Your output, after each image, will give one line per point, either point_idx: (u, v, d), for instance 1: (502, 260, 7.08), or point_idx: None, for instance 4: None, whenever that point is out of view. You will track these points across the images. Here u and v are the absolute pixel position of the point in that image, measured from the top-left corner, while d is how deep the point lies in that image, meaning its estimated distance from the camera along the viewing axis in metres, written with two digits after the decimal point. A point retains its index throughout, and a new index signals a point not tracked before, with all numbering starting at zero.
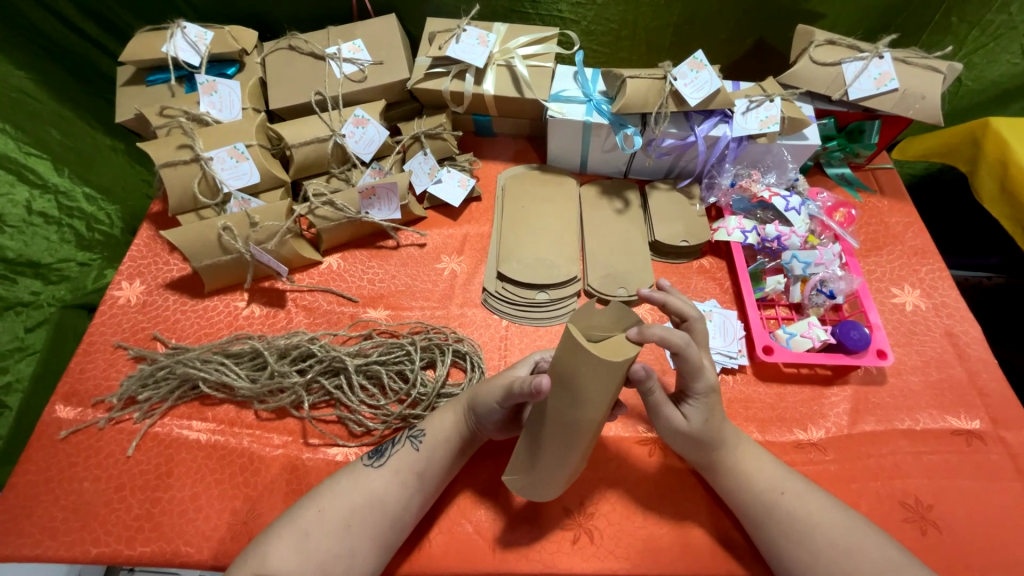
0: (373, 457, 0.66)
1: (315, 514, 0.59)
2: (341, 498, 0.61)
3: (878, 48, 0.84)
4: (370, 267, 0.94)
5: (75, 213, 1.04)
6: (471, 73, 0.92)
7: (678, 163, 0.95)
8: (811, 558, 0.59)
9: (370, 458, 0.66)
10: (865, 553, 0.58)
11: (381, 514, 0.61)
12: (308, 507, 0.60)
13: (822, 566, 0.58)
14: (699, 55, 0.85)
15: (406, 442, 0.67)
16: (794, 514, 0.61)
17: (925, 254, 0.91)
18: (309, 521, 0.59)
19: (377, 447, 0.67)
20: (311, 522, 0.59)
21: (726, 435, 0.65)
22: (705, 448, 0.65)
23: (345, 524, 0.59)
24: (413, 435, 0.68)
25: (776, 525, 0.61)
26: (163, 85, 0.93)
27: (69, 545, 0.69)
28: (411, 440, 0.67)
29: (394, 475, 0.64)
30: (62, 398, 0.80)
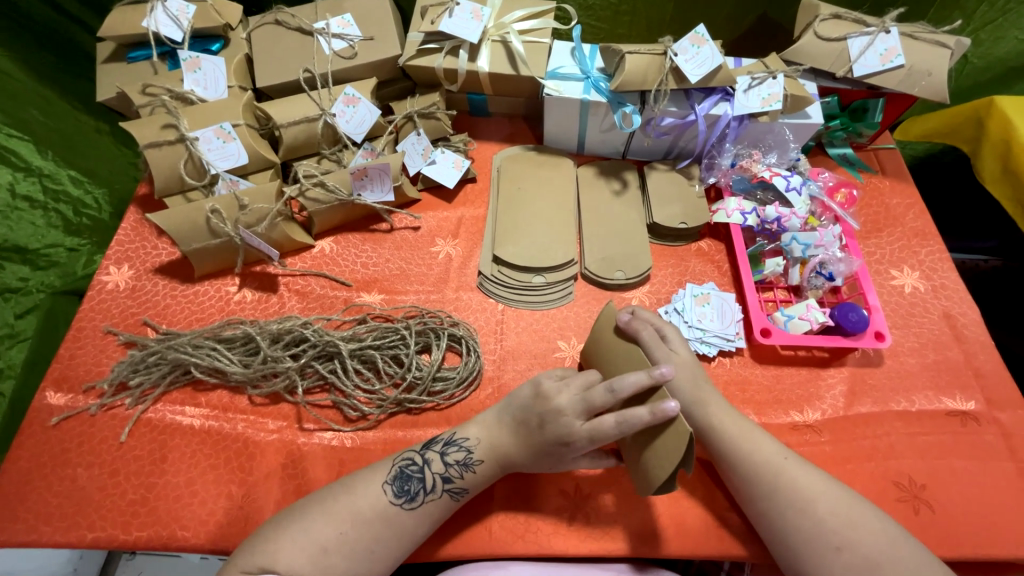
0: (405, 499, 0.63)
1: (337, 536, 0.59)
2: (367, 528, 0.60)
3: (885, 23, 0.82)
4: (363, 251, 0.92)
5: (61, 197, 1.02)
6: (464, 50, 0.89)
7: (677, 143, 0.93)
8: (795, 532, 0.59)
9: (399, 498, 0.63)
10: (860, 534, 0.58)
11: (408, 545, 0.62)
12: (326, 522, 0.59)
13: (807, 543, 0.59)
14: (700, 30, 0.82)
15: (444, 495, 0.64)
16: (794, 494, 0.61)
17: (926, 235, 0.90)
18: (329, 539, 0.58)
19: (406, 486, 0.64)
20: (332, 540, 0.58)
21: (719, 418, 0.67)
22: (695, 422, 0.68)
23: (370, 552, 0.59)
24: (452, 489, 0.65)
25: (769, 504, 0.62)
26: (145, 63, 0.90)
27: (64, 530, 0.68)
28: (451, 495, 0.65)
29: (427, 518, 0.63)
30: (53, 384, 0.79)
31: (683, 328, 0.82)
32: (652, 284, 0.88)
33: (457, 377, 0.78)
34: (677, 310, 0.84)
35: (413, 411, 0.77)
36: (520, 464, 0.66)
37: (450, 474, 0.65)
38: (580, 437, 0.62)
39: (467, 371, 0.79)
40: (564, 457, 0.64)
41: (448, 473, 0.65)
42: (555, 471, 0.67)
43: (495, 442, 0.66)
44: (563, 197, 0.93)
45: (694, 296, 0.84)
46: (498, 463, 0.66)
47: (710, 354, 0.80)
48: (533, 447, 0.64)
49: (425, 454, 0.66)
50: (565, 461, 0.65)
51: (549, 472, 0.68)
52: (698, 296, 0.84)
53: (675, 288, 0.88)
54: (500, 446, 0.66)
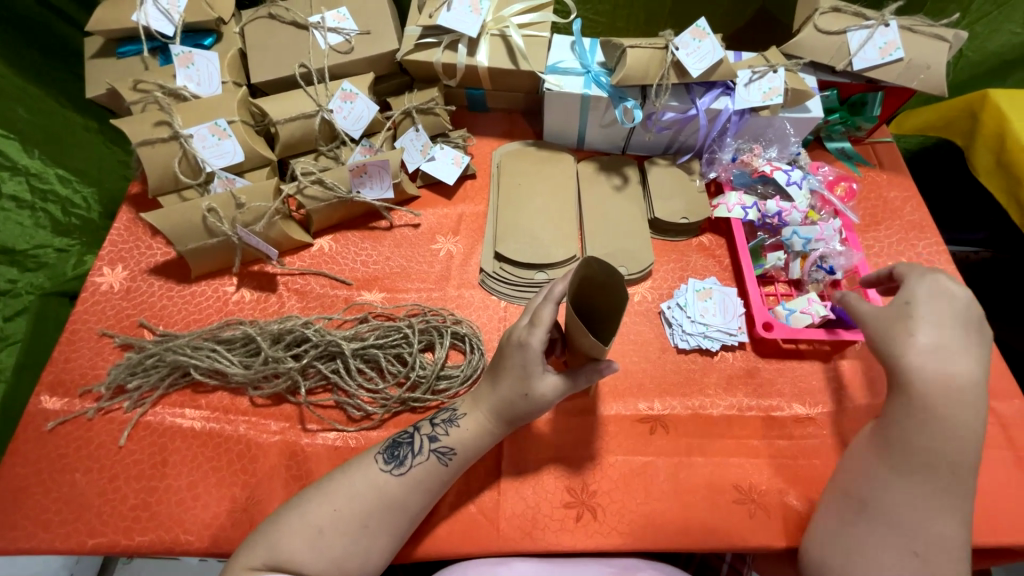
0: (394, 465, 0.62)
1: (331, 513, 0.58)
2: (359, 503, 0.59)
3: (884, 16, 0.82)
4: (363, 249, 0.91)
5: (49, 197, 0.99)
6: (464, 44, 0.88)
7: (677, 138, 0.92)
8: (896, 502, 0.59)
9: (388, 464, 0.62)
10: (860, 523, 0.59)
11: (400, 517, 0.61)
12: (320, 502, 0.59)
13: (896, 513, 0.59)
14: (701, 23, 0.82)
15: (431, 455, 0.63)
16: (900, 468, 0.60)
17: (923, 228, 0.91)
18: (324, 519, 0.58)
19: (396, 451, 0.63)
20: (327, 520, 0.58)
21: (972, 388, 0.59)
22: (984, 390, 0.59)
23: (362, 525, 0.59)
24: (439, 449, 0.64)
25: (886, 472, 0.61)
26: (136, 58, 0.88)
27: (64, 536, 0.67)
28: (438, 456, 0.64)
29: (419, 485, 0.62)
30: (47, 388, 0.77)
31: (686, 323, 0.82)
32: (654, 280, 0.88)
33: (461, 375, 0.78)
34: (679, 305, 0.84)
35: (417, 410, 0.77)
36: (495, 398, 0.64)
37: (436, 433, 0.65)
38: (535, 343, 0.61)
39: (471, 369, 0.78)
40: (530, 373, 0.62)
41: (435, 433, 0.65)
42: (530, 398, 0.62)
43: (480, 394, 0.67)
44: (553, 179, 0.93)
45: (696, 291, 0.84)
46: (480, 411, 0.65)
47: (713, 349, 0.80)
48: (501, 373, 0.64)
49: (415, 422, 0.67)
50: (533, 381, 0.62)
51: (529, 404, 0.63)
52: (700, 291, 0.84)
53: (676, 283, 0.88)
54: (480, 393, 0.66)
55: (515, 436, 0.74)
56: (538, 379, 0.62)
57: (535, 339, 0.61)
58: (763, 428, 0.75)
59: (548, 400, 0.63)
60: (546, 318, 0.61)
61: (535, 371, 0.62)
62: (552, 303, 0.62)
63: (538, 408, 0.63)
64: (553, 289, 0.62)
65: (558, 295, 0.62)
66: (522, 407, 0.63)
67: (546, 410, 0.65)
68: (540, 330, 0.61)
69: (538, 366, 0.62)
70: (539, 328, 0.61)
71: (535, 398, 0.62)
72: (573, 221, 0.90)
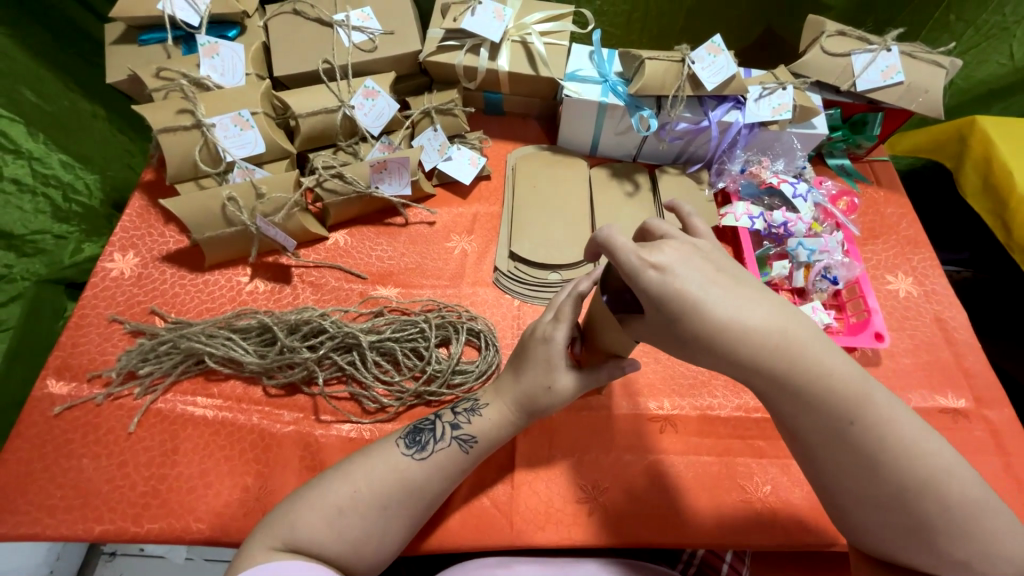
0: (415, 449, 0.63)
1: (351, 494, 0.59)
2: (379, 484, 0.60)
3: (887, 41, 0.87)
4: (378, 244, 0.92)
5: (51, 182, 0.98)
6: (485, 48, 0.90)
7: (687, 148, 0.96)
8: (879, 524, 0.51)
9: (410, 448, 0.63)
10: None
11: (419, 501, 0.61)
12: (340, 483, 0.59)
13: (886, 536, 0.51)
14: (717, 39, 0.85)
15: (453, 442, 0.64)
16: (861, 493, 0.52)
17: (917, 243, 0.95)
18: (344, 500, 0.58)
19: (417, 437, 0.64)
20: (347, 500, 0.58)
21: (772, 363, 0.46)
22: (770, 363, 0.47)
23: (382, 507, 0.59)
24: (460, 437, 0.65)
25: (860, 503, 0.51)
26: (159, 46, 0.88)
27: (70, 523, 0.66)
28: (459, 443, 0.64)
29: (439, 471, 0.63)
30: (54, 372, 0.76)
31: None
32: None
33: (476, 371, 0.79)
34: None
35: (432, 404, 0.78)
36: (518, 390, 0.66)
37: (458, 421, 0.66)
38: (560, 338, 0.63)
39: (486, 365, 0.79)
40: (554, 366, 0.64)
41: (457, 421, 0.66)
42: (553, 391, 0.64)
43: (502, 385, 0.68)
44: (568, 182, 0.96)
45: None
46: (503, 402, 0.66)
47: None
48: (524, 366, 0.65)
49: (437, 409, 0.68)
50: (556, 374, 0.64)
51: (551, 397, 0.64)
52: None
53: None
54: (502, 385, 0.68)
55: (529, 432, 0.75)
56: (561, 372, 0.64)
57: (560, 334, 0.63)
58: (767, 429, 0.78)
59: (570, 395, 0.65)
60: (569, 313, 0.63)
61: (559, 364, 0.64)
62: (573, 298, 0.63)
63: (558, 401, 0.65)
64: (576, 284, 0.63)
65: (579, 290, 0.63)
66: (544, 399, 0.64)
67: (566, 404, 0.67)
68: (563, 325, 0.62)
69: (562, 360, 0.64)
70: (563, 323, 0.62)
71: (558, 391, 0.64)
72: (586, 223, 0.92)
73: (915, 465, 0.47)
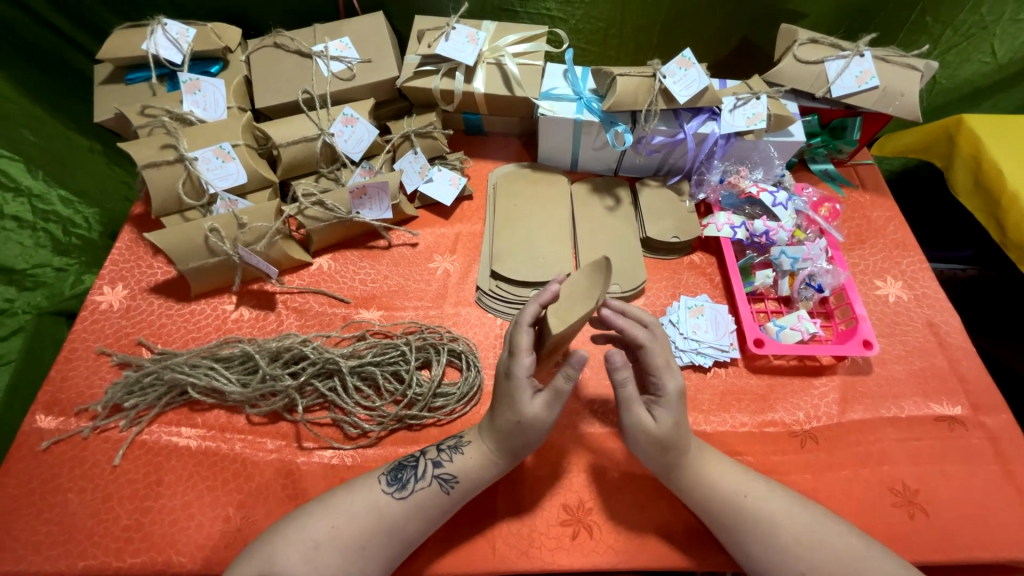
0: (396, 487, 0.63)
1: (328, 530, 0.59)
2: (358, 522, 0.60)
3: (860, 47, 0.87)
4: (362, 268, 0.93)
5: (50, 217, 1.01)
6: (461, 72, 0.92)
7: (667, 160, 0.96)
8: (772, 547, 0.60)
9: (391, 486, 0.63)
10: (844, 533, 0.60)
11: (397, 542, 0.60)
12: (320, 518, 0.60)
13: (775, 559, 0.60)
14: (687, 53, 0.86)
15: (433, 482, 0.64)
16: (759, 509, 0.62)
17: (906, 247, 0.94)
18: (321, 535, 0.58)
19: (399, 474, 0.64)
20: (324, 536, 0.58)
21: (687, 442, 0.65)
22: (668, 453, 0.65)
23: (360, 547, 0.58)
24: (442, 476, 0.64)
25: (738, 521, 0.62)
26: (144, 84, 0.91)
27: (54, 559, 0.66)
28: (439, 483, 0.64)
29: (418, 512, 0.62)
30: (42, 407, 0.77)
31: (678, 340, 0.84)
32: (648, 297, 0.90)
33: (458, 393, 0.78)
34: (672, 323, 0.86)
35: (414, 428, 0.77)
36: (495, 426, 0.65)
37: (440, 459, 0.65)
38: (518, 371, 0.63)
39: (467, 386, 0.79)
40: (514, 399, 0.63)
41: (439, 459, 0.65)
42: (524, 423, 0.62)
43: (483, 422, 0.67)
44: (547, 199, 0.96)
45: (688, 308, 0.86)
46: (483, 439, 0.66)
47: (705, 364, 0.82)
48: (496, 405, 0.65)
49: (422, 446, 0.68)
50: (520, 405, 0.62)
51: (523, 430, 0.63)
52: (693, 308, 0.86)
53: (669, 301, 0.90)
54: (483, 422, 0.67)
55: None
56: (525, 403, 0.62)
57: (516, 365, 0.63)
58: (756, 443, 0.76)
59: (540, 422, 0.63)
60: (526, 346, 0.63)
61: (519, 396, 0.63)
62: (525, 328, 0.64)
63: (533, 431, 0.63)
64: (527, 312, 0.64)
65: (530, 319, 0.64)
66: (516, 433, 0.63)
67: (544, 432, 0.64)
68: (519, 357, 0.63)
69: (524, 391, 0.63)
70: (516, 354, 0.63)
71: (528, 422, 0.62)
72: (567, 239, 0.92)
73: (750, 492, 0.63)
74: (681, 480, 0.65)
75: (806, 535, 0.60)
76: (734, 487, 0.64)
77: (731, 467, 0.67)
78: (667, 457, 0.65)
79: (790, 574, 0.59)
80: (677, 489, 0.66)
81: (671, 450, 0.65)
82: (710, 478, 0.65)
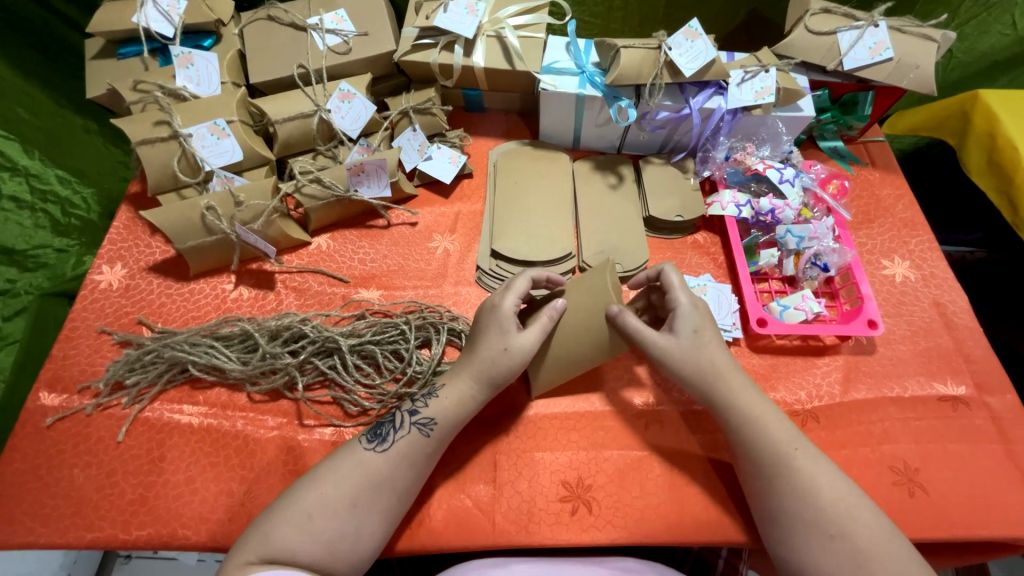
0: (377, 443, 0.64)
1: (318, 496, 0.59)
2: (348, 485, 0.60)
3: (874, 17, 0.83)
4: (360, 248, 0.92)
5: (49, 197, 1.00)
6: (460, 45, 0.89)
7: (672, 137, 0.94)
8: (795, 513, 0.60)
9: (371, 442, 0.64)
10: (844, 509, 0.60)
11: (390, 493, 0.62)
12: (310, 488, 0.60)
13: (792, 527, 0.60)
14: (694, 23, 0.83)
15: (412, 428, 0.65)
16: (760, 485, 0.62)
17: (915, 226, 0.92)
18: (313, 504, 0.59)
19: (378, 430, 0.65)
20: (315, 504, 0.59)
21: (738, 379, 0.68)
22: (718, 384, 0.67)
23: (353, 504, 0.59)
24: (419, 422, 0.65)
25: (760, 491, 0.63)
26: (136, 59, 0.89)
27: (63, 531, 0.68)
28: (419, 428, 0.65)
29: (403, 460, 0.63)
30: (46, 385, 0.78)
31: None
32: None
33: None
34: None
35: None
36: (474, 362, 0.68)
37: (416, 407, 0.67)
38: (508, 305, 0.69)
39: None
40: (505, 329, 0.68)
41: (415, 406, 0.67)
42: (511, 350, 0.67)
43: (458, 367, 0.69)
44: (548, 177, 0.94)
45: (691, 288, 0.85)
46: (459, 379, 0.68)
47: None
48: (478, 340, 0.69)
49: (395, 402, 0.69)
50: (510, 334, 0.68)
51: (510, 358, 0.67)
52: (696, 288, 0.85)
53: None
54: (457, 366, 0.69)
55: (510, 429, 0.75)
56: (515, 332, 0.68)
57: (506, 301, 0.69)
58: None
59: (524, 352, 0.68)
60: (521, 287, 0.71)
61: (509, 328, 0.68)
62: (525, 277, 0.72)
63: (517, 359, 0.68)
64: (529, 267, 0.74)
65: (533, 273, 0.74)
66: (499, 362, 0.67)
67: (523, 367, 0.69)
68: (511, 294, 0.70)
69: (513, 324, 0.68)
70: (511, 292, 0.70)
71: (514, 351, 0.67)
72: (568, 217, 0.90)
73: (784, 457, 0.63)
74: (741, 422, 0.66)
75: (807, 510, 0.60)
76: (787, 441, 0.64)
77: (789, 422, 0.66)
78: (718, 383, 0.67)
79: (816, 542, 0.59)
80: (737, 434, 0.66)
81: (720, 382, 0.67)
82: (762, 417, 0.66)
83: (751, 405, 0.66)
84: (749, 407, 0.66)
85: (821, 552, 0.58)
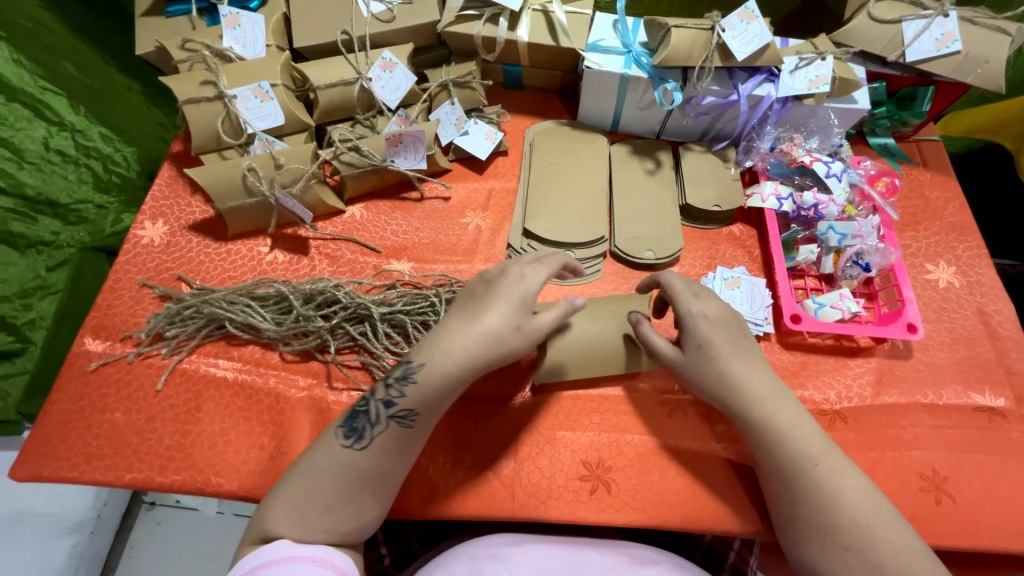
0: (354, 439, 0.59)
1: (305, 493, 0.58)
2: (330, 482, 0.58)
3: (944, 6, 0.79)
4: (393, 219, 0.92)
5: (92, 153, 1.03)
6: (505, 18, 0.88)
7: (715, 125, 0.91)
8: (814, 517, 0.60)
9: (348, 439, 0.59)
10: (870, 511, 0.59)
11: (383, 484, 0.60)
12: (299, 482, 0.58)
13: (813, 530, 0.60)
14: (751, 5, 0.80)
15: (390, 422, 0.59)
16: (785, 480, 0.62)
17: (964, 231, 0.88)
18: (301, 501, 0.57)
19: (354, 423, 0.60)
20: (305, 500, 0.57)
21: (760, 388, 0.64)
22: (736, 394, 0.64)
23: (343, 500, 0.58)
24: (397, 415, 0.59)
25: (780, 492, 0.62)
26: (184, 18, 0.90)
27: (105, 470, 0.71)
28: (397, 421, 0.59)
29: (387, 453, 0.59)
30: (91, 331, 0.81)
31: None
32: (682, 265, 0.88)
33: None
34: None
35: None
36: (475, 331, 0.60)
37: (391, 397, 0.60)
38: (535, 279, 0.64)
39: None
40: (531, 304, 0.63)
41: (389, 396, 0.60)
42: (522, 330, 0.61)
43: (437, 345, 0.61)
44: (584, 159, 0.92)
45: (725, 279, 0.84)
46: (438, 364, 0.59)
47: None
48: (482, 310, 0.61)
49: (369, 388, 0.62)
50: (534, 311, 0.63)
51: (517, 337, 0.61)
52: (729, 279, 0.84)
53: (704, 271, 0.87)
54: (439, 341, 0.61)
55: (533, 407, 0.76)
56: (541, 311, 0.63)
57: (534, 277, 0.63)
58: None
59: (536, 334, 0.63)
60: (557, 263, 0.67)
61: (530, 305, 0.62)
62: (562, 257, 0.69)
63: (529, 339, 0.62)
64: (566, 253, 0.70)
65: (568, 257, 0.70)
66: (501, 343, 0.60)
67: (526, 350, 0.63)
68: (545, 269, 0.65)
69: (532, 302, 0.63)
70: (543, 266, 0.65)
71: (524, 332, 0.61)
72: (603, 200, 0.89)
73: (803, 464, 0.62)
74: (760, 428, 0.63)
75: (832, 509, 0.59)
76: (807, 453, 0.61)
77: (812, 430, 0.63)
78: (737, 397, 0.64)
79: (832, 548, 0.58)
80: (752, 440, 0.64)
81: (738, 389, 0.64)
82: (780, 424, 0.63)
83: (769, 412, 0.63)
84: (766, 416, 0.63)
85: (838, 557, 0.58)
